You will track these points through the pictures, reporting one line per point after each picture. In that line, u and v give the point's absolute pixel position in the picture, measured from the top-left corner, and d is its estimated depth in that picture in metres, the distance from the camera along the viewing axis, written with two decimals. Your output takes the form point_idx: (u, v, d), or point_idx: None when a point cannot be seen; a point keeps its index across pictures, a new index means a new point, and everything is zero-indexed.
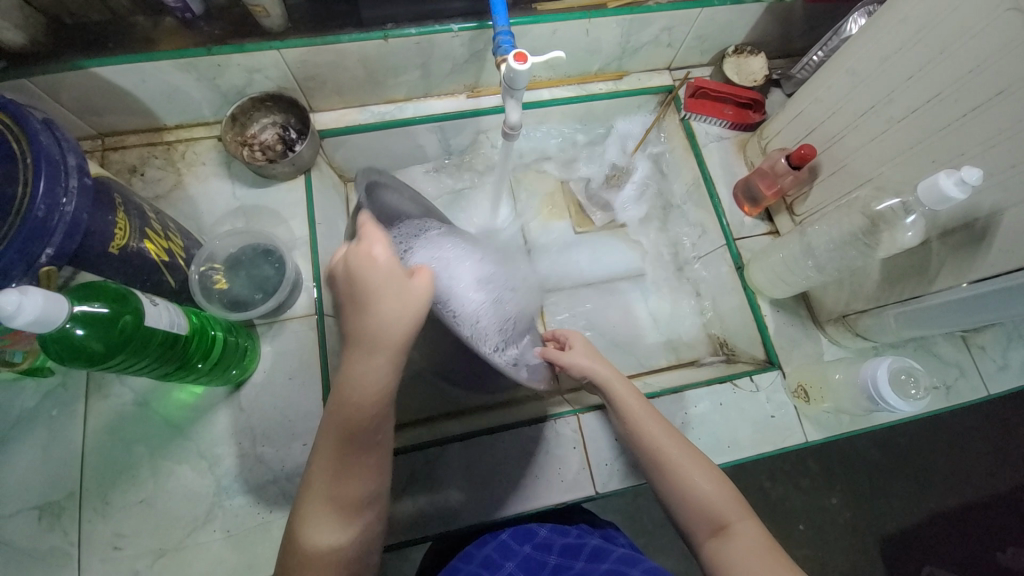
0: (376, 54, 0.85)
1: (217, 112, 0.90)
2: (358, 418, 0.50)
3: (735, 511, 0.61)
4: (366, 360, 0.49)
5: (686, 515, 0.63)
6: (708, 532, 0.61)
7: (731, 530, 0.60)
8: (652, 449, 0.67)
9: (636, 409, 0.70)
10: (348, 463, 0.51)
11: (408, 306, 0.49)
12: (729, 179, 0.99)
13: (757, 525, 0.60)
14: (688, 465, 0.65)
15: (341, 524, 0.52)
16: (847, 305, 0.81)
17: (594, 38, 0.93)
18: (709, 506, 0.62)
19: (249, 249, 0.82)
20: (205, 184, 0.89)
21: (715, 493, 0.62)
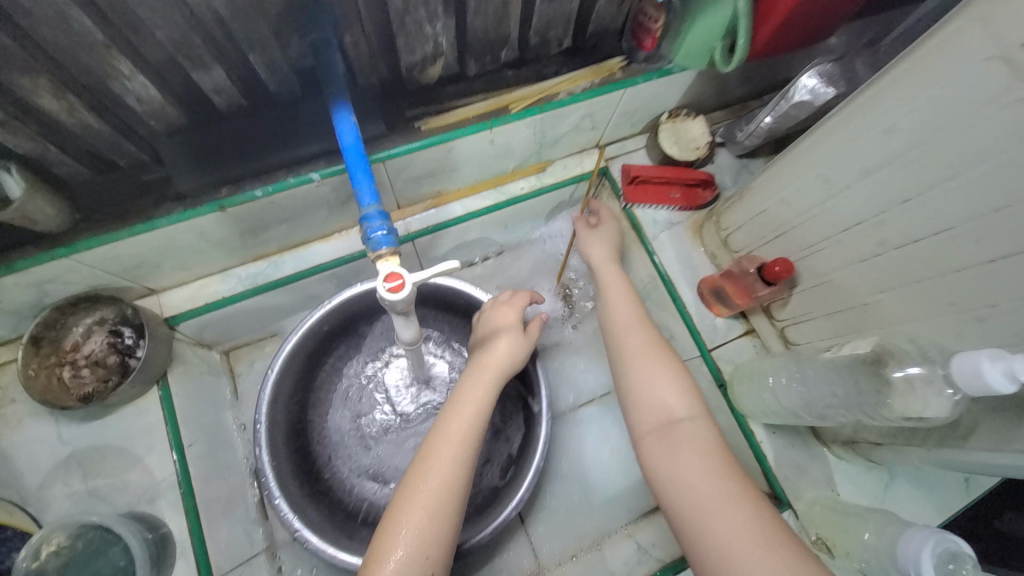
0: (218, 225, 0.64)
1: (19, 329, 0.66)
2: (460, 448, 0.56)
3: (689, 409, 0.59)
4: (476, 383, 0.63)
5: (640, 409, 0.61)
6: (653, 426, 0.59)
7: (679, 425, 0.57)
8: (636, 402, 0.62)
9: (632, 318, 0.70)
10: (440, 477, 0.54)
11: (500, 364, 0.65)
12: (690, 274, 0.84)
13: (708, 428, 0.57)
14: (653, 368, 0.63)
15: (422, 554, 0.50)
16: (855, 431, 0.68)
17: (502, 143, 0.74)
18: (662, 403, 0.60)
19: (88, 535, 0.59)
20: (21, 430, 0.65)
21: (674, 398, 0.60)
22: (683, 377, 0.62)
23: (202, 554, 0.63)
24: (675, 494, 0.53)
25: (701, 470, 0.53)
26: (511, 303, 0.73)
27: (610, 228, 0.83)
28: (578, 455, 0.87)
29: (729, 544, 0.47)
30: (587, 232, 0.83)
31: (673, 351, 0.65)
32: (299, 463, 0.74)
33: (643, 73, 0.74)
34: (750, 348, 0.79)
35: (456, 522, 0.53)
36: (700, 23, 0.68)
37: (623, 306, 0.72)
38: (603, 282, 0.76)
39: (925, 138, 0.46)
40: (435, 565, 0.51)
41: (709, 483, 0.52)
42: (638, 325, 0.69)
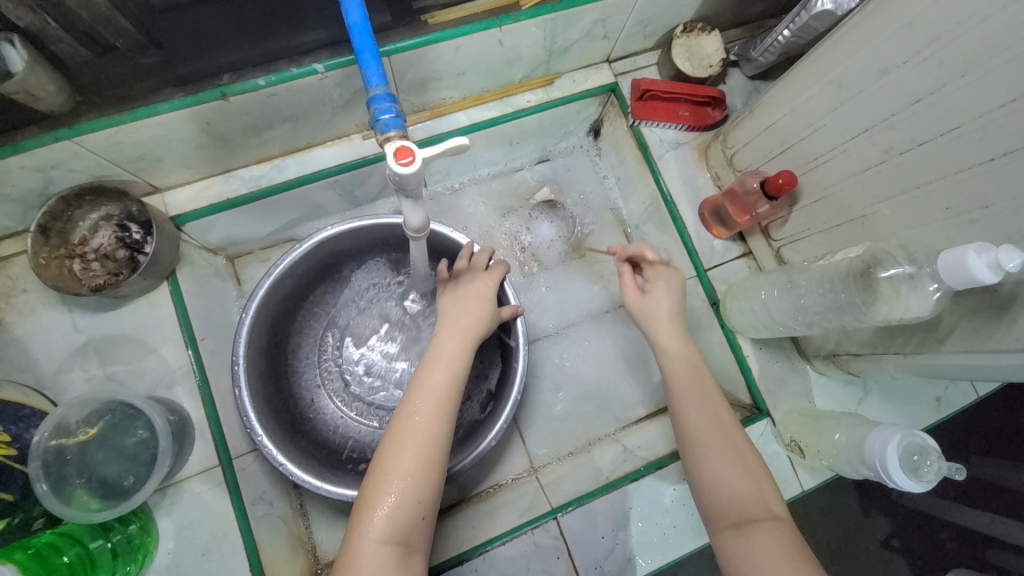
0: (221, 118, 0.63)
1: (23, 219, 0.66)
2: (439, 405, 0.58)
3: (767, 510, 0.55)
4: (448, 341, 0.64)
5: (712, 503, 0.57)
6: (728, 521, 0.55)
7: (757, 525, 0.54)
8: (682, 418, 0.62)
9: (690, 371, 0.63)
10: (423, 432, 0.56)
11: (468, 325, 0.66)
12: (693, 196, 0.84)
13: (789, 531, 0.53)
14: (722, 452, 0.58)
15: (413, 501, 0.54)
16: (838, 344, 0.72)
17: (511, 47, 0.72)
18: (737, 499, 0.56)
19: (107, 412, 0.63)
20: (35, 319, 0.67)
21: (745, 491, 0.56)
22: (756, 467, 0.58)
23: (219, 436, 0.68)
24: (708, 507, 0.58)
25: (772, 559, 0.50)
26: (485, 274, 0.73)
27: (673, 284, 0.68)
28: (572, 370, 0.91)
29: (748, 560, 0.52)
30: (639, 302, 0.68)
31: (751, 448, 0.59)
32: (282, 405, 0.78)
33: None
34: (745, 268, 0.82)
35: (440, 473, 0.56)
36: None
37: (695, 375, 0.63)
38: (655, 333, 0.66)
39: (946, 33, 0.46)
40: (425, 509, 0.55)
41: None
42: (706, 398, 0.62)
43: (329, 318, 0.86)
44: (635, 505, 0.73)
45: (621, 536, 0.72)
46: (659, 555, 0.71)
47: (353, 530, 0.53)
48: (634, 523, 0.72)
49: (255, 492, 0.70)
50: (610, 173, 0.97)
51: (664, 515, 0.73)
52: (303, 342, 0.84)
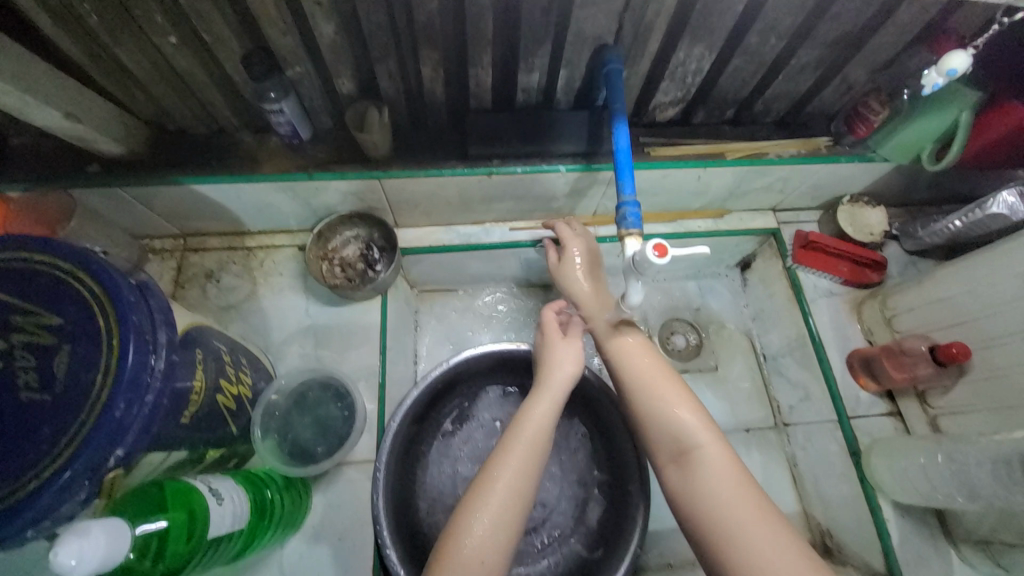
0: (477, 186, 0.81)
1: (303, 223, 0.87)
2: (529, 458, 0.59)
3: (703, 436, 0.56)
4: (540, 404, 0.63)
5: (656, 435, 0.59)
6: (670, 458, 0.57)
7: (693, 457, 0.55)
8: (633, 373, 0.63)
9: (651, 368, 0.62)
10: (503, 497, 0.56)
11: (561, 379, 0.66)
12: (841, 344, 0.89)
13: (733, 461, 0.54)
14: (675, 396, 0.60)
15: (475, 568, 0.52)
16: (997, 535, 0.69)
17: (705, 182, 0.86)
18: (679, 430, 0.57)
19: (319, 386, 0.75)
20: (279, 296, 0.85)
21: (688, 421, 0.57)
22: (697, 404, 0.59)
23: (381, 434, 0.77)
24: (653, 444, 0.59)
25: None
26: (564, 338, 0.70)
27: (583, 243, 0.78)
28: None
29: (695, 492, 0.53)
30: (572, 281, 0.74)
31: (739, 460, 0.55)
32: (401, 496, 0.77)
33: (847, 155, 0.84)
34: (889, 426, 0.82)
35: (508, 540, 0.55)
36: (930, 120, 0.76)
37: (647, 359, 0.64)
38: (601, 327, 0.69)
39: None
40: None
41: (738, 510, 0.51)
42: (652, 364, 0.63)
43: (459, 417, 0.87)
44: None
45: None
46: None
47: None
48: None
49: None
50: (752, 303, 1.05)
51: None
52: (432, 436, 0.85)
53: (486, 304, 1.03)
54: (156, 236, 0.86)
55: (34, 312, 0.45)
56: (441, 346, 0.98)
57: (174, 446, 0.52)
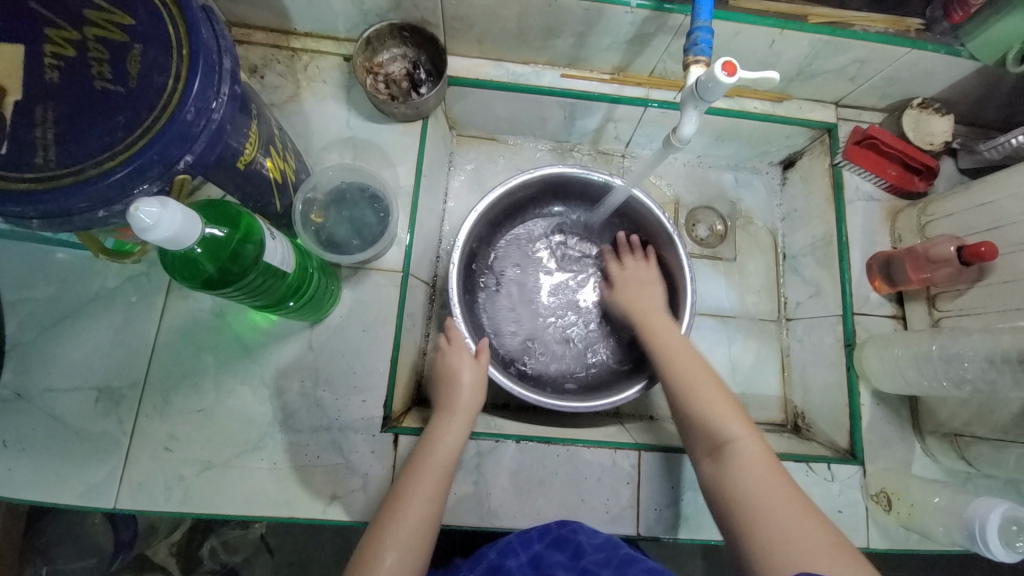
0: (538, 11, 0.76)
1: (351, 29, 0.83)
2: (441, 478, 0.64)
3: (739, 432, 0.60)
4: (453, 431, 0.69)
5: (697, 430, 0.64)
6: (708, 452, 0.61)
7: (729, 447, 0.59)
8: (672, 366, 0.71)
9: (690, 357, 0.71)
10: (426, 501, 0.62)
11: (469, 416, 0.71)
12: (867, 247, 0.89)
13: (766, 456, 0.58)
14: (712, 398, 0.65)
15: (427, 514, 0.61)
16: (964, 425, 0.74)
17: (776, 52, 0.81)
18: (715, 426, 0.62)
19: (356, 188, 0.77)
20: (321, 104, 0.84)
21: (724, 415, 0.62)
22: (732, 400, 0.65)
23: (409, 250, 0.81)
24: (694, 438, 0.64)
25: (756, 487, 0.54)
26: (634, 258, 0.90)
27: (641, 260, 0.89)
28: None
29: (728, 477, 0.57)
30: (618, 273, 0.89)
31: (713, 373, 0.69)
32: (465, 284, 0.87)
33: (934, 43, 0.78)
34: (890, 327, 0.85)
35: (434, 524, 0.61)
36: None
37: (692, 362, 0.70)
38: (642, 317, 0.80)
39: None
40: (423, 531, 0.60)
41: (767, 497, 0.53)
42: (695, 365, 0.70)
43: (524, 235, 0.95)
44: None
45: (688, 496, 0.77)
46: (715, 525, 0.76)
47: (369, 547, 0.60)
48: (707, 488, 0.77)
49: (410, 310, 0.83)
50: (786, 204, 1.03)
51: None
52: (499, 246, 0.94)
53: (520, 160, 1.02)
54: None
55: (105, 8, 0.45)
56: (471, 192, 0.99)
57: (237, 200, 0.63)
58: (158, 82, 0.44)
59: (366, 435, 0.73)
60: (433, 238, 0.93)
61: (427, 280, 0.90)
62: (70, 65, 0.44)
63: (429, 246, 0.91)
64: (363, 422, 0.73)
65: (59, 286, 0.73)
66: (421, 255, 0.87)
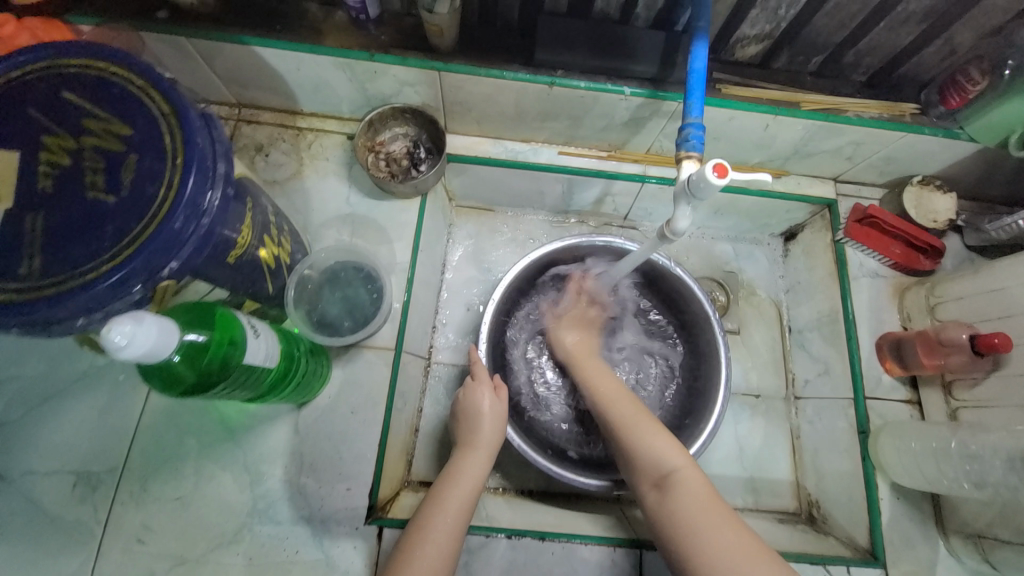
0: (534, 97, 0.78)
1: (355, 110, 0.86)
2: (461, 516, 0.63)
3: (676, 461, 0.65)
4: (474, 465, 0.68)
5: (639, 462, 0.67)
6: (650, 483, 0.65)
7: (670, 479, 0.63)
8: (609, 407, 0.74)
9: (618, 397, 0.75)
10: (440, 543, 0.60)
11: (484, 454, 0.70)
12: (875, 326, 0.86)
13: (698, 478, 0.63)
14: (643, 432, 0.69)
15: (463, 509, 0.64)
16: (994, 530, 0.68)
17: (771, 134, 0.82)
18: (652, 459, 0.66)
19: (351, 268, 0.77)
20: (323, 181, 0.86)
21: (659, 446, 0.66)
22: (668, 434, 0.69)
23: (403, 328, 0.79)
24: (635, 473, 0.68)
25: (694, 509, 0.60)
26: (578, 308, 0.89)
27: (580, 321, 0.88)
28: None
29: (673, 509, 0.60)
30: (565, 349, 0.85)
31: (643, 406, 0.74)
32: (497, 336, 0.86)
33: (931, 126, 0.78)
34: (905, 413, 0.81)
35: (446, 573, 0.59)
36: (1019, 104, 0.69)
37: (622, 403, 0.74)
38: (580, 371, 0.81)
39: None
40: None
41: (711, 524, 0.57)
42: (627, 405, 0.73)
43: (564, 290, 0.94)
44: None
45: None
46: None
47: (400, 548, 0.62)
48: None
49: (402, 388, 0.81)
50: (790, 275, 1.02)
51: None
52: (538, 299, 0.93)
53: (519, 229, 1.03)
54: (213, 101, 0.87)
55: (106, 118, 0.46)
56: (470, 262, 0.99)
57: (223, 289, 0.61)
58: (149, 192, 0.44)
59: (349, 528, 0.69)
60: (430, 310, 0.92)
61: (421, 353, 0.88)
62: (64, 174, 0.45)
63: (424, 319, 0.90)
64: (347, 513, 0.70)
65: (48, 364, 0.73)
66: (415, 330, 0.85)
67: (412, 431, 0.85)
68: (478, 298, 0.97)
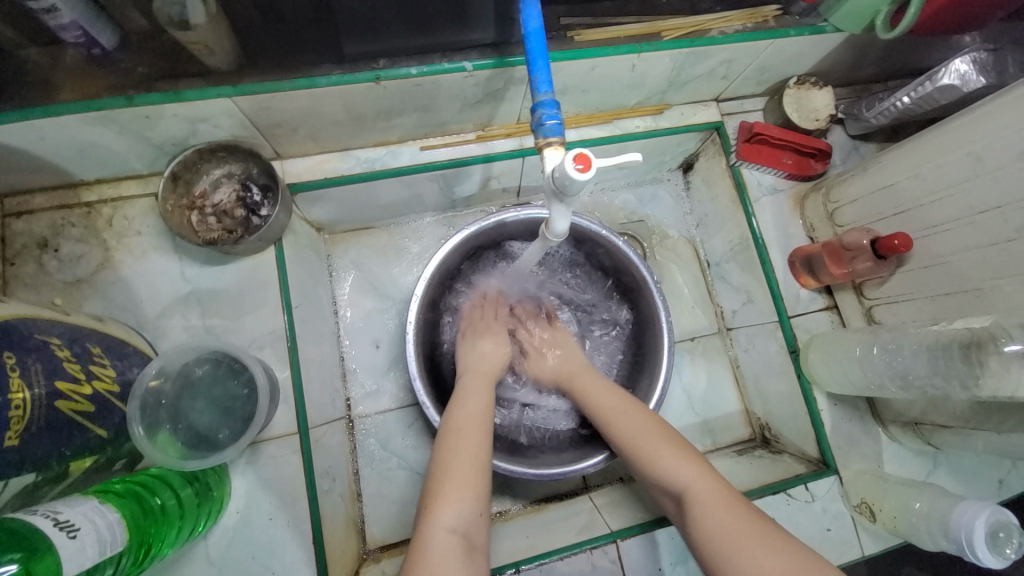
0: (365, 98, 0.65)
1: (151, 164, 0.68)
2: (480, 451, 0.60)
3: (691, 475, 0.57)
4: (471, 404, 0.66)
5: (657, 484, 0.60)
6: (674, 504, 0.58)
7: (691, 499, 0.56)
8: (615, 429, 0.66)
9: (626, 413, 0.66)
10: (465, 480, 0.57)
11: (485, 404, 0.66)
12: (784, 243, 0.85)
13: (718, 491, 0.55)
14: (656, 449, 0.61)
15: (474, 473, 0.58)
16: (923, 413, 0.72)
17: (640, 73, 0.73)
18: (672, 481, 0.58)
19: (210, 363, 0.64)
20: (143, 261, 0.69)
21: (677, 469, 0.58)
22: (686, 447, 0.61)
23: (301, 403, 0.68)
24: (659, 495, 0.61)
25: (726, 530, 0.52)
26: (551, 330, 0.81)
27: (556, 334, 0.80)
28: None
29: (699, 533, 0.53)
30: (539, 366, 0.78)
31: (652, 414, 0.66)
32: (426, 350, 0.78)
33: (796, 27, 0.73)
34: (827, 321, 0.82)
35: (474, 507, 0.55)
36: None
37: (630, 418, 0.65)
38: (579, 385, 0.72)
39: None
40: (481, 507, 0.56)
41: (743, 540, 0.50)
42: (633, 420, 0.65)
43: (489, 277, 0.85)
44: None
45: (677, 573, 0.70)
46: None
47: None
48: (693, 558, 0.71)
49: (324, 465, 0.71)
50: (697, 207, 0.98)
51: None
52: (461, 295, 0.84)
53: (408, 240, 0.91)
54: None
55: None
56: (364, 292, 0.87)
57: (10, 476, 0.46)
58: None
59: None
60: (333, 363, 0.81)
61: (336, 414, 0.78)
62: None
63: (328, 376, 0.78)
64: None
65: None
66: (321, 395, 0.74)
67: (353, 498, 0.77)
68: (385, 329, 0.87)
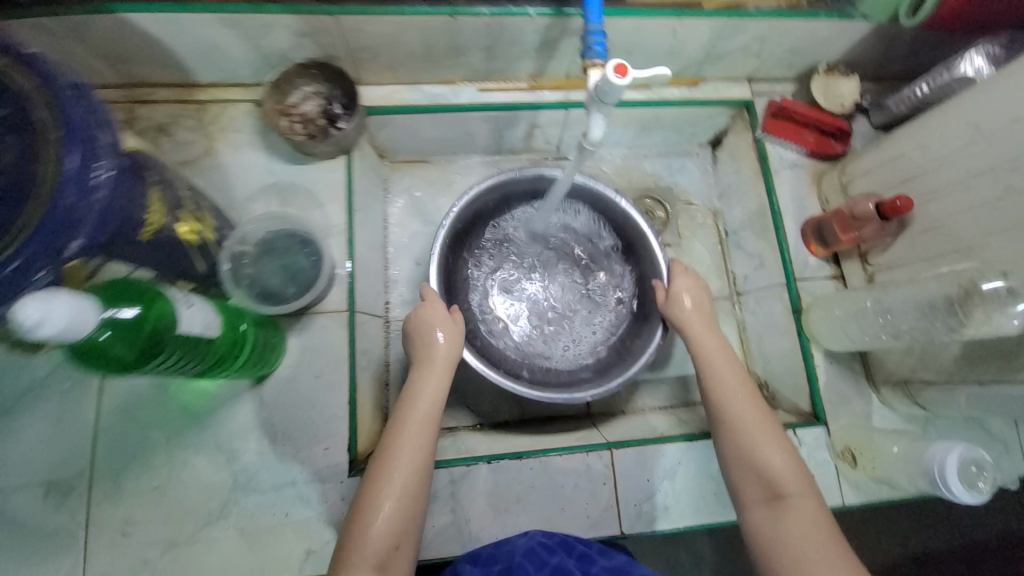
0: (440, 31, 0.76)
1: (257, 73, 0.82)
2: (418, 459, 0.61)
3: (799, 486, 0.60)
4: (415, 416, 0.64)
5: (745, 475, 0.62)
6: (763, 498, 0.60)
7: (788, 500, 0.59)
8: (725, 404, 0.66)
9: (743, 395, 0.66)
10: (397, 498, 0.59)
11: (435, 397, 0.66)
12: (799, 213, 0.92)
13: (818, 505, 0.58)
14: (764, 439, 0.63)
15: (411, 495, 0.60)
16: (913, 371, 0.77)
17: (680, 40, 0.83)
18: (772, 474, 0.61)
19: (284, 236, 0.75)
20: (238, 153, 0.82)
21: (781, 465, 0.61)
22: (785, 441, 0.63)
23: (352, 287, 0.79)
24: (739, 483, 0.63)
25: (807, 534, 0.56)
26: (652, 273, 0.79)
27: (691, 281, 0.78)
28: None
29: (776, 533, 0.57)
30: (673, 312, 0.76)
31: (765, 405, 0.66)
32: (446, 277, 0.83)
33: (826, 10, 0.81)
34: (832, 287, 0.88)
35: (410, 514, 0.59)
36: None
37: (750, 406, 0.66)
38: (702, 349, 0.71)
39: None
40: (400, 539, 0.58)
41: (812, 553, 0.54)
42: (750, 407, 0.65)
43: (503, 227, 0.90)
44: (685, 461, 0.78)
45: (664, 486, 0.77)
46: (688, 513, 0.76)
47: (367, 520, 0.57)
48: (680, 475, 0.77)
49: (362, 347, 0.81)
50: (722, 181, 1.05)
51: (708, 481, 0.77)
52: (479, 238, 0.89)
53: (456, 178, 1.02)
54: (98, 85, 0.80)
55: None
56: (412, 216, 0.98)
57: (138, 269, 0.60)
58: (33, 173, 0.42)
59: (334, 483, 0.71)
60: (378, 270, 0.91)
61: (376, 312, 0.88)
62: None
63: (373, 278, 0.89)
64: (328, 471, 0.71)
65: None
66: (366, 290, 0.85)
67: (381, 386, 0.86)
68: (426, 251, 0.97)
